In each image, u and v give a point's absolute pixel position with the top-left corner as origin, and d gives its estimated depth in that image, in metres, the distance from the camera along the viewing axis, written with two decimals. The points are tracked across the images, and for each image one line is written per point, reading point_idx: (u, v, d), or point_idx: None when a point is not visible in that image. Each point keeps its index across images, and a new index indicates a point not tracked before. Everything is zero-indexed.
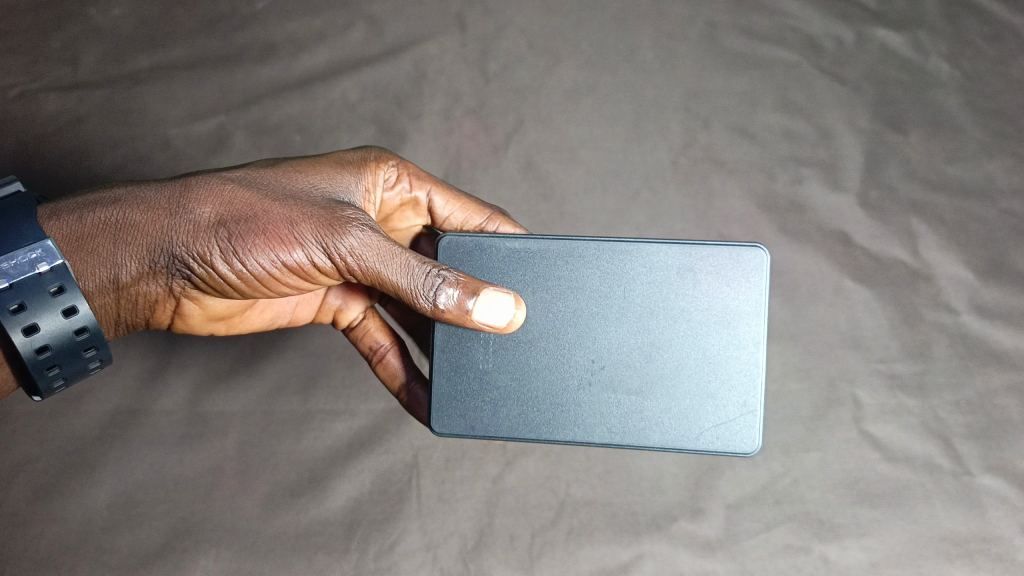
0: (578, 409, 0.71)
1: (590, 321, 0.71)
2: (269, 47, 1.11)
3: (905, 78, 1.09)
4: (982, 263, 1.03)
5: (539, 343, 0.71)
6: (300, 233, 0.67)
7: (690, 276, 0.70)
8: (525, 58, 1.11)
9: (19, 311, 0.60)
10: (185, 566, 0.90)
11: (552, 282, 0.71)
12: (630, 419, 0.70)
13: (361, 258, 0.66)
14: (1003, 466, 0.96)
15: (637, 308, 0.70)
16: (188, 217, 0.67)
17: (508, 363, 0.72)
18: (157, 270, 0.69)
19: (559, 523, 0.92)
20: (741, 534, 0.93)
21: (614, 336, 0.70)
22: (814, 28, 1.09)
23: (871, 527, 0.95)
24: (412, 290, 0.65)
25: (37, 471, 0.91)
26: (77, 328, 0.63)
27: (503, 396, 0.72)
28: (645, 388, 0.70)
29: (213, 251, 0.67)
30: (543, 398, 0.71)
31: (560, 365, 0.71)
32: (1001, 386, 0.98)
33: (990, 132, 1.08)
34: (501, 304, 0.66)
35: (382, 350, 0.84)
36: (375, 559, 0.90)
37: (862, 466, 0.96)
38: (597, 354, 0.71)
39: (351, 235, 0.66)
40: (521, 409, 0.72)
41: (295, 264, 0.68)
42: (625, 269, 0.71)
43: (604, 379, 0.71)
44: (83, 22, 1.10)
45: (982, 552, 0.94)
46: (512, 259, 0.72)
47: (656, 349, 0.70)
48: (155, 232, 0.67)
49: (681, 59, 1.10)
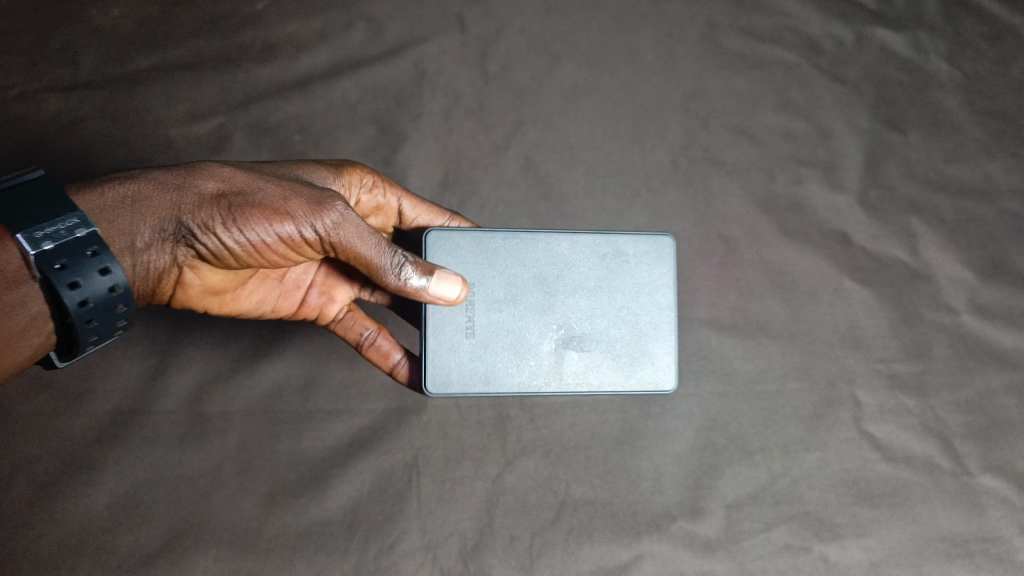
0: (538, 367, 0.75)
1: (544, 288, 0.76)
2: (269, 47, 1.12)
3: (905, 78, 1.12)
4: (981, 264, 1.04)
5: (495, 315, 0.75)
6: (292, 207, 0.67)
7: (617, 256, 0.78)
8: (526, 58, 1.12)
9: (61, 270, 0.59)
10: (184, 566, 0.86)
11: (502, 263, 0.76)
12: (583, 375, 0.76)
13: (343, 235, 0.67)
14: (1003, 466, 0.97)
15: (583, 278, 0.77)
16: (190, 191, 0.67)
17: (474, 332, 0.75)
18: (165, 239, 0.68)
19: (560, 523, 0.91)
20: (741, 534, 0.92)
21: (565, 301, 0.76)
22: (813, 28, 1.13)
23: (872, 527, 0.94)
24: (381, 268, 0.67)
25: (38, 473, 0.85)
26: (112, 285, 0.61)
27: (475, 357, 0.75)
28: (594, 346, 0.76)
29: (212, 223, 0.67)
30: (506, 358, 0.75)
31: (515, 333, 0.75)
32: (1001, 386, 0.99)
33: (991, 132, 1.12)
34: (449, 287, 0.70)
35: (371, 335, 0.85)
36: (375, 559, 0.88)
37: (862, 466, 0.95)
38: (551, 318, 0.76)
39: (336, 211, 0.67)
40: (490, 368, 0.75)
41: (286, 240, 0.68)
42: (564, 252, 0.76)
43: (559, 338, 0.76)
44: (83, 23, 1.10)
45: (982, 552, 0.94)
46: (469, 243, 0.75)
47: (601, 312, 0.77)
48: (165, 203, 0.67)
49: (682, 59, 1.12)
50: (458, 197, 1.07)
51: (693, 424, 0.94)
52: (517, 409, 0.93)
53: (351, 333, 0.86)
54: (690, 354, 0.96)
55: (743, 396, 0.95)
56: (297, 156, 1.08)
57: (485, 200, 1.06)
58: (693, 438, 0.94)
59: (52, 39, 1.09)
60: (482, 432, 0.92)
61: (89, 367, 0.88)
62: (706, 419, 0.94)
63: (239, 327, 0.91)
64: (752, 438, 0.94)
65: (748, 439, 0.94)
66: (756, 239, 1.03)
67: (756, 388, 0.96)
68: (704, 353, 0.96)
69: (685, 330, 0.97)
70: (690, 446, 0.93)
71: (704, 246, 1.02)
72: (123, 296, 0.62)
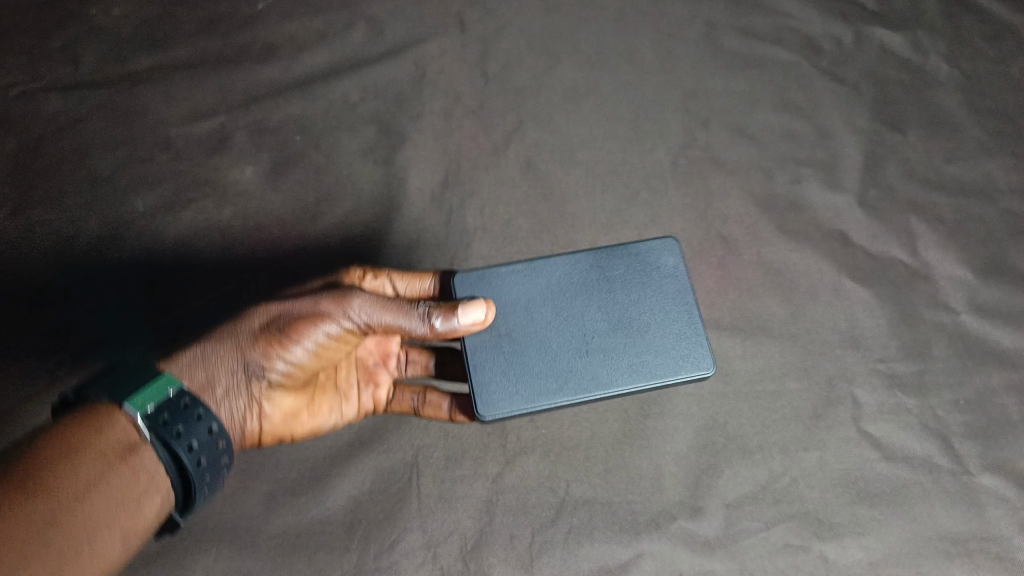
0: (577, 373, 0.77)
1: (564, 302, 0.81)
2: (269, 47, 1.17)
3: (904, 77, 1.18)
4: (980, 263, 1.02)
5: (535, 335, 0.79)
6: (324, 307, 0.73)
7: (629, 264, 0.83)
8: (525, 58, 1.18)
9: (168, 423, 0.64)
10: (184, 566, 0.82)
11: (529, 289, 0.81)
12: (619, 371, 0.77)
13: (377, 318, 0.74)
14: (1002, 465, 0.88)
15: (595, 287, 0.81)
16: (236, 346, 0.73)
17: (518, 350, 0.78)
18: (243, 380, 0.73)
19: (559, 522, 0.85)
20: (741, 532, 0.84)
21: (584, 311, 0.80)
22: (813, 29, 1.22)
23: (871, 526, 0.85)
24: (410, 327, 0.74)
25: None
26: (211, 427, 0.67)
27: (516, 375, 0.77)
28: (622, 343, 0.79)
29: (268, 351, 0.73)
30: (544, 370, 0.78)
31: (555, 346, 0.79)
32: (1000, 385, 0.93)
33: (990, 132, 1.13)
34: (476, 313, 0.75)
35: (418, 401, 0.88)
36: (375, 557, 0.83)
37: (861, 465, 0.88)
38: (576, 326, 0.79)
39: (359, 301, 0.73)
40: (531, 383, 0.77)
41: (333, 338, 0.74)
42: (580, 268, 0.82)
43: (590, 343, 0.79)
44: (95, 33, 1.16)
45: (982, 552, 0.84)
46: (497, 278, 0.82)
47: (623, 314, 0.80)
48: (228, 355, 0.72)
49: (682, 58, 1.19)
50: (458, 197, 1.04)
51: (692, 423, 0.90)
52: None
53: (405, 404, 0.89)
54: None
55: (743, 396, 0.91)
56: (297, 155, 1.07)
57: (485, 200, 1.04)
58: (692, 438, 0.89)
59: (65, 47, 1.14)
60: (481, 430, 0.90)
61: (90, 364, 0.89)
62: (706, 418, 0.90)
63: None
64: (752, 438, 0.89)
65: (747, 438, 0.89)
66: (755, 238, 1.03)
67: (756, 387, 0.92)
68: None
69: None
70: (690, 446, 0.88)
71: (704, 247, 1.02)
72: (225, 443, 0.68)
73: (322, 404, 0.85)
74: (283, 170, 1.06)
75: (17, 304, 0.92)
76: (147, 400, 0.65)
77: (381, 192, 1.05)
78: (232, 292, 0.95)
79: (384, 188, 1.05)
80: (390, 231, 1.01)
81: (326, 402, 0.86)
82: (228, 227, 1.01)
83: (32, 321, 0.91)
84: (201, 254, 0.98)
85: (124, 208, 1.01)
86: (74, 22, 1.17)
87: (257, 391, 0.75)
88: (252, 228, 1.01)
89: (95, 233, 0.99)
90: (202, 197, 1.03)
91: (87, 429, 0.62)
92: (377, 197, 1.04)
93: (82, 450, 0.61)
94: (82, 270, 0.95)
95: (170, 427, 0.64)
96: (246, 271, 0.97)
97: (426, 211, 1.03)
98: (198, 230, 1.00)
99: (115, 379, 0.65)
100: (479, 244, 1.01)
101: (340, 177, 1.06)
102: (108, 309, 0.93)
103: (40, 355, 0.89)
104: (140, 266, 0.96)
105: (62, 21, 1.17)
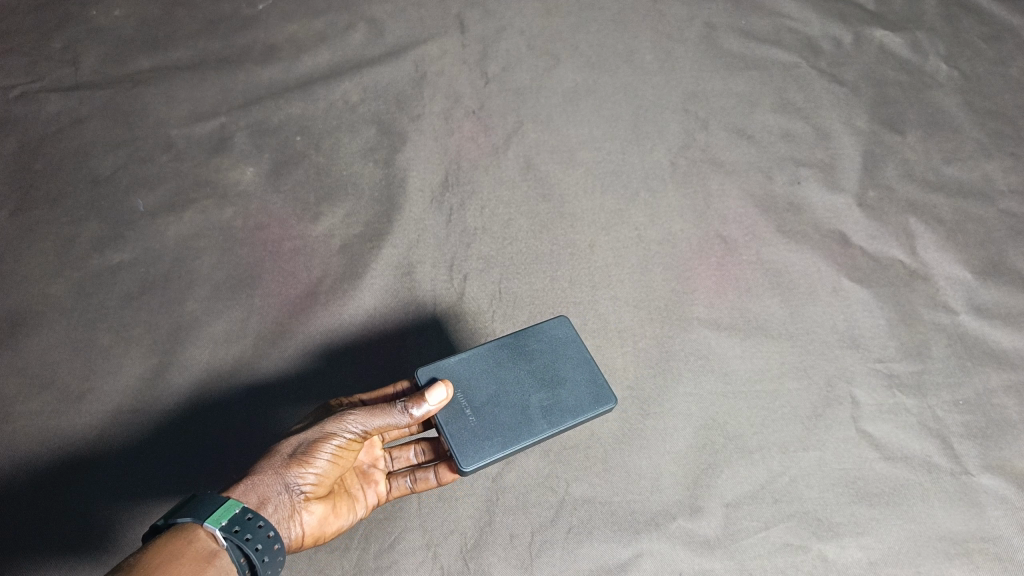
0: (523, 426, 0.77)
1: (498, 366, 0.80)
2: (270, 48, 1.17)
3: (903, 78, 1.18)
4: (980, 263, 1.02)
5: (485, 404, 0.77)
6: (331, 424, 0.72)
7: (542, 333, 0.83)
8: (525, 59, 1.19)
9: (238, 533, 0.63)
10: None
11: (466, 370, 0.79)
12: (559, 417, 0.77)
13: (375, 423, 0.72)
14: (1001, 465, 0.88)
15: (521, 349, 0.81)
16: (266, 468, 0.70)
17: (476, 418, 0.76)
18: (279, 502, 0.70)
19: (559, 521, 0.83)
20: (740, 532, 0.83)
21: (516, 371, 0.80)
22: (811, 32, 1.23)
23: (871, 526, 0.84)
24: (396, 421, 0.73)
25: (37, 472, 0.83)
26: (272, 535, 0.65)
27: (468, 436, 0.75)
28: (553, 392, 0.79)
29: (297, 470, 0.71)
30: (494, 428, 0.76)
31: (501, 409, 0.77)
32: (999, 385, 0.93)
33: (988, 132, 1.14)
34: (440, 395, 0.73)
35: (417, 481, 0.82)
36: (375, 557, 0.80)
37: (860, 465, 0.88)
38: (511, 384, 0.79)
39: (356, 412, 0.73)
40: (484, 442, 0.75)
41: (344, 451, 0.73)
42: (503, 343, 0.81)
43: (528, 399, 0.78)
44: (96, 35, 1.16)
45: (981, 552, 0.83)
46: (442, 367, 0.79)
47: (549, 373, 0.80)
48: (267, 479, 0.69)
49: (681, 59, 1.20)
50: (458, 198, 1.05)
51: (691, 423, 0.89)
52: None
53: (402, 487, 0.81)
54: (687, 356, 0.94)
55: (742, 396, 0.91)
56: (297, 156, 1.08)
57: (485, 201, 1.05)
58: (691, 437, 0.88)
59: (66, 48, 1.15)
60: None
61: (92, 365, 0.90)
62: (705, 418, 0.90)
63: (241, 325, 0.93)
64: (751, 437, 0.89)
65: (746, 438, 0.88)
66: (755, 239, 1.03)
67: (755, 387, 0.92)
68: (702, 352, 0.94)
69: (683, 331, 0.95)
70: (690, 445, 0.88)
71: (703, 246, 1.02)
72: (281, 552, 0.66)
73: (342, 510, 0.76)
74: (284, 170, 1.06)
75: (18, 303, 0.93)
76: (220, 516, 0.63)
77: (381, 192, 1.05)
78: (229, 292, 0.96)
79: (384, 187, 1.05)
80: (389, 231, 1.02)
81: (344, 507, 0.77)
82: (228, 227, 1.01)
83: (32, 323, 0.92)
84: (201, 255, 0.99)
85: (125, 209, 1.01)
86: (75, 23, 1.17)
87: (296, 504, 0.71)
88: (252, 228, 1.01)
89: (96, 233, 0.99)
90: (203, 197, 1.03)
91: (174, 547, 0.62)
92: (377, 196, 1.05)
93: (172, 566, 0.61)
94: (83, 271, 0.96)
95: (243, 536, 0.64)
96: (246, 271, 0.98)
97: (425, 211, 1.03)
98: (199, 231, 1.00)
99: (185, 504, 0.64)
100: (480, 243, 1.01)
101: (340, 178, 1.06)
102: (108, 310, 0.94)
103: (38, 356, 0.90)
104: (139, 267, 0.97)
105: (62, 22, 1.17)
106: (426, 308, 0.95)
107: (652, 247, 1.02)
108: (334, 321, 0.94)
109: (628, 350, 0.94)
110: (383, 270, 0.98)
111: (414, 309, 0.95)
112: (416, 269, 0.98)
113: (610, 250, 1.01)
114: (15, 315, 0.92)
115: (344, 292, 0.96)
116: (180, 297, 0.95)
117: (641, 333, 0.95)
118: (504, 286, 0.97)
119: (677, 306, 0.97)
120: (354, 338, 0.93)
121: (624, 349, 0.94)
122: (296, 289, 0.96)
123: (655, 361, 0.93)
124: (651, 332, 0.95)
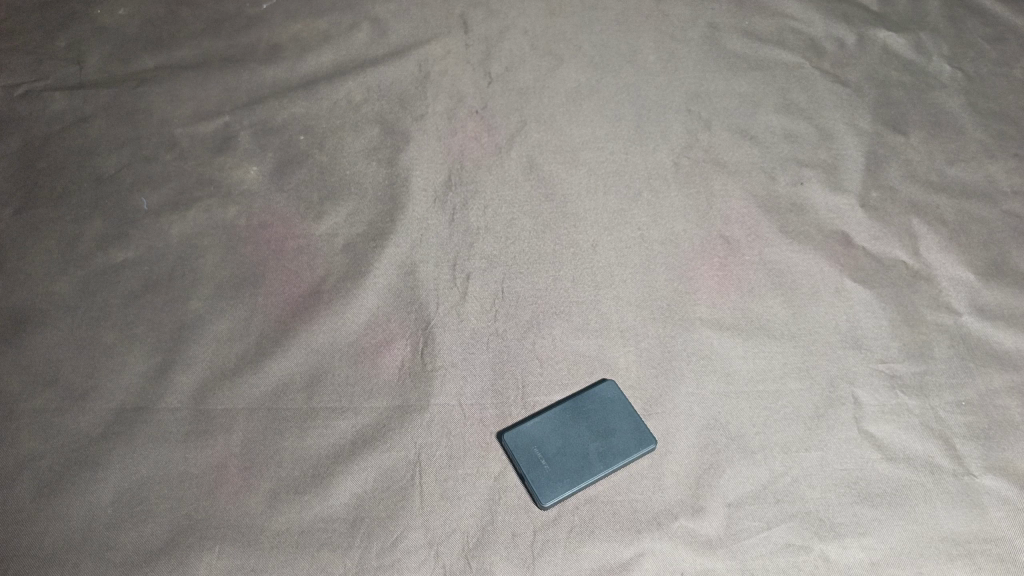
0: (584, 470, 0.84)
1: (561, 419, 0.87)
2: (273, 49, 1.18)
3: (905, 79, 1.19)
4: (982, 264, 1.02)
5: (556, 455, 0.85)
6: None
7: (596, 391, 0.89)
8: (530, 59, 1.19)
9: None
10: (185, 567, 0.78)
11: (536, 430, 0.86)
12: (614, 459, 0.85)
13: None
14: (1003, 466, 0.88)
15: (579, 404, 0.89)
16: None
17: (548, 467, 0.84)
18: None
19: (561, 521, 0.82)
20: (741, 532, 0.83)
21: (576, 423, 0.87)
22: (813, 33, 1.23)
23: (873, 526, 0.84)
24: None
25: (42, 470, 0.83)
26: None
27: (543, 480, 0.83)
28: (607, 439, 0.86)
29: None
30: (561, 472, 0.84)
31: (568, 458, 0.85)
32: (1001, 386, 0.93)
33: (990, 134, 1.14)
34: None
35: None
36: (377, 555, 0.80)
37: (863, 465, 0.88)
38: (573, 434, 0.87)
39: None
40: (556, 484, 0.83)
41: None
42: (563, 404, 0.89)
43: (586, 446, 0.86)
44: (100, 34, 1.17)
45: (983, 553, 0.83)
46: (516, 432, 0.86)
47: (603, 424, 0.87)
48: None
49: (683, 59, 1.20)
50: (461, 197, 1.05)
51: (693, 424, 0.89)
52: (520, 410, 0.89)
53: None
54: (689, 357, 0.94)
55: (744, 396, 0.91)
56: (300, 154, 1.08)
57: (487, 201, 1.05)
58: (693, 438, 0.88)
59: (70, 47, 1.15)
60: (483, 429, 0.88)
61: (96, 364, 0.90)
62: (707, 418, 0.90)
63: (244, 325, 0.94)
64: (752, 437, 0.89)
65: (748, 438, 0.88)
66: (757, 239, 1.03)
67: (757, 387, 0.92)
68: (704, 353, 0.94)
69: (685, 331, 0.95)
70: (691, 445, 0.88)
71: (706, 247, 1.02)
72: None
73: None
74: (287, 170, 1.06)
75: (22, 302, 0.94)
76: None
77: (385, 191, 1.05)
78: (232, 292, 0.96)
79: (388, 187, 1.05)
80: (392, 231, 1.01)
81: None
82: (232, 226, 1.01)
83: (37, 322, 0.92)
84: (205, 254, 0.99)
85: (129, 207, 1.02)
86: (80, 21, 1.18)
87: None
88: (256, 227, 1.01)
89: (100, 232, 0.99)
90: (206, 196, 1.03)
91: None
92: (380, 196, 1.05)
93: None
94: (87, 269, 0.97)
95: None
96: (249, 271, 0.98)
97: (428, 211, 1.03)
98: (202, 230, 1.01)
99: None
100: (482, 243, 1.01)
101: (344, 177, 1.06)
102: (112, 308, 0.94)
103: (43, 354, 0.90)
104: (143, 266, 0.97)
105: (66, 21, 1.18)
106: (429, 308, 0.95)
107: (655, 247, 1.02)
108: (337, 320, 0.94)
109: (630, 349, 0.94)
110: (385, 270, 0.98)
111: (417, 308, 0.95)
112: (419, 268, 0.99)
113: (612, 250, 1.01)
114: (19, 314, 0.93)
115: (348, 291, 0.96)
116: (184, 295, 0.95)
117: (643, 333, 0.95)
118: (507, 286, 0.98)
119: (679, 306, 0.97)
120: (358, 337, 0.93)
121: (626, 349, 0.94)
122: (299, 289, 0.97)
123: (657, 362, 0.93)
124: (653, 333, 0.95)
